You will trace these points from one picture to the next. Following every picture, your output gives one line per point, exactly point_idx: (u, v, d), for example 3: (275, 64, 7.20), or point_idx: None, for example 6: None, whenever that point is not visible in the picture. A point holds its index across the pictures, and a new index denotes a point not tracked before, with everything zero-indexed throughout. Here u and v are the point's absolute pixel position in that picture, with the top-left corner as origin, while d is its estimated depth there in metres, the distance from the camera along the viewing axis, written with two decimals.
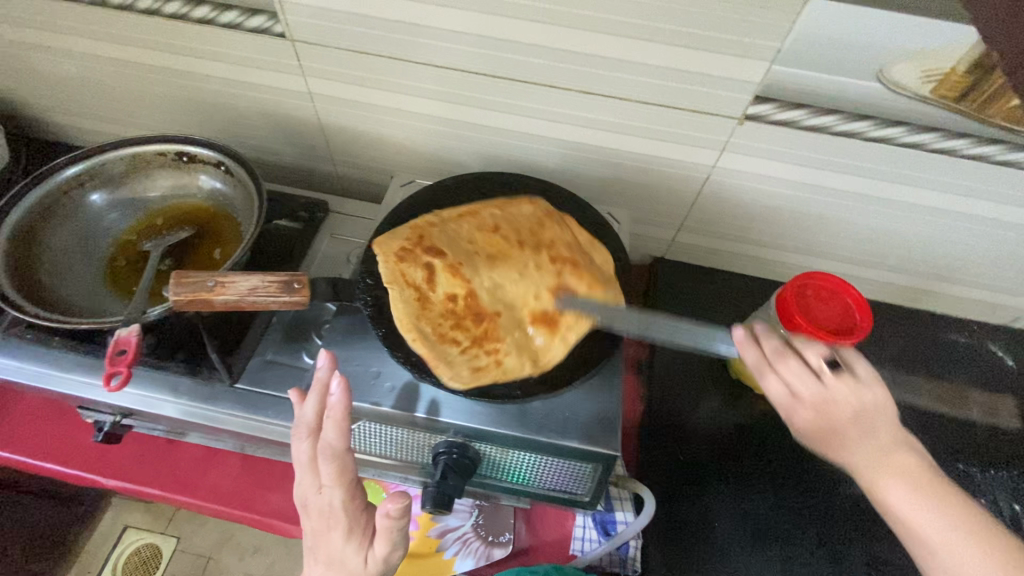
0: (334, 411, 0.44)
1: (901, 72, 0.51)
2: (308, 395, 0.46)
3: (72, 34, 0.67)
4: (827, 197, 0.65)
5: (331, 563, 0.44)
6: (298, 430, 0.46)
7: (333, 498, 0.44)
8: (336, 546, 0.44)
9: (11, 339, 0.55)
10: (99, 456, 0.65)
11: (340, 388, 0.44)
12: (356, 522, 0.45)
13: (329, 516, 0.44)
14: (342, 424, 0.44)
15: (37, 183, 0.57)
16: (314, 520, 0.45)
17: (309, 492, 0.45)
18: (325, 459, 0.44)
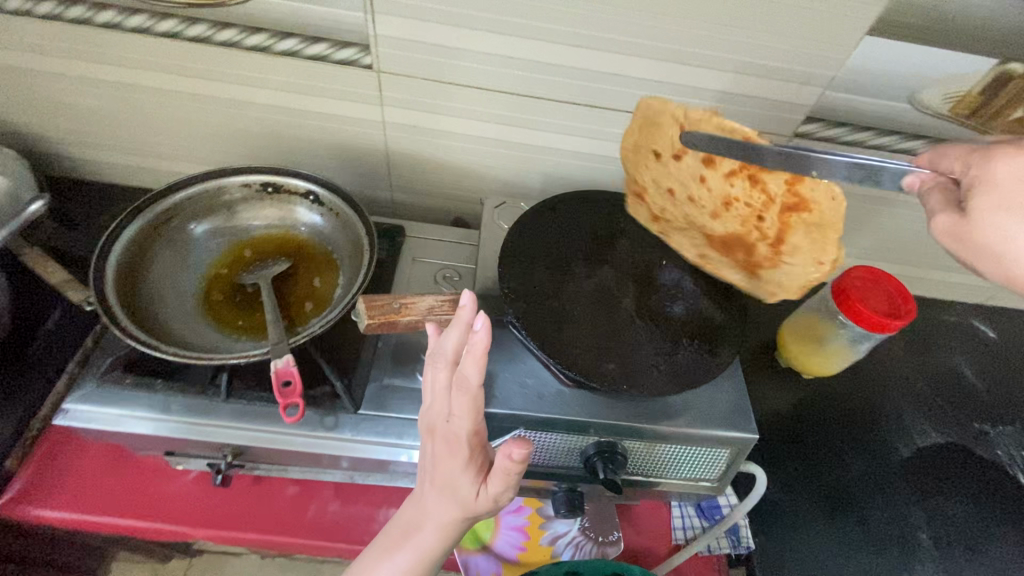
0: (476, 347, 0.40)
1: (929, 95, 0.61)
2: (449, 328, 0.43)
3: (132, 66, 0.64)
4: (854, 203, 0.75)
5: (446, 485, 0.44)
6: (436, 355, 0.43)
7: (461, 429, 0.41)
8: (454, 471, 0.43)
9: (109, 387, 0.52)
10: (184, 503, 0.61)
11: (483, 328, 0.40)
12: (476, 455, 0.43)
13: (453, 446, 0.42)
14: (482, 362, 0.40)
15: (136, 217, 0.55)
16: (439, 442, 0.43)
17: (437, 415, 0.43)
18: (459, 394, 0.41)
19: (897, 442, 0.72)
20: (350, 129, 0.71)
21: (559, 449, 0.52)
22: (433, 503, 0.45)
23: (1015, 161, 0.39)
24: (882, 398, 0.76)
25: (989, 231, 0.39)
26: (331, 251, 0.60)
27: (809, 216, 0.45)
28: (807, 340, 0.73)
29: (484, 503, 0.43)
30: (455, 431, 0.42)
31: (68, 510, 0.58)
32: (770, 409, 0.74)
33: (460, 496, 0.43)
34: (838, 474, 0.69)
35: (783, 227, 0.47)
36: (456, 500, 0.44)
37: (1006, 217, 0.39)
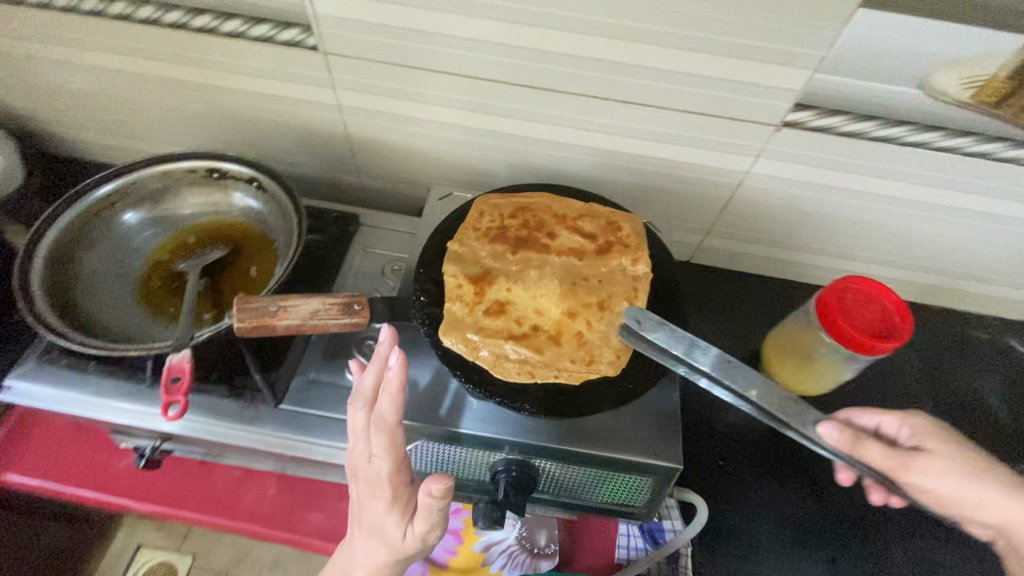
0: (391, 386, 0.41)
1: (943, 80, 0.51)
2: (368, 366, 0.43)
3: (94, 49, 0.65)
4: (859, 202, 0.65)
5: (374, 525, 0.46)
6: (355, 398, 0.44)
7: (380, 471, 0.44)
8: (381, 513, 0.45)
9: (48, 367, 0.54)
10: (133, 478, 0.63)
11: (398, 365, 0.41)
12: (399, 494, 0.45)
13: (376, 487, 0.45)
14: (397, 400, 0.41)
15: (77, 201, 0.56)
16: (363, 483, 0.45)
17: (359, 457, 0.45)
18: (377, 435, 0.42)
19: None
20: (309, 112, 0.69)
21: (467, 462, 0.49)
22: (365, 543, 0.47)
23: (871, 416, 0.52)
24: None
25: (931, 478, 0.46)
26: (270, 239, 0.60)
27: (552, 348, 0.45)
28: (790, 353, 0.66)
29: (411, 538, 0.46)
30: (376, 472, 0.44)
31: (28, 476, 0.62)
32: (739, 429, 0.66)
33: (389, 534, 0.46)
34: (811, 504, 0.62)
35: (569, 336, 0.46)
36: (385, 538, 0.46)
37: (937, 465, 0.47)
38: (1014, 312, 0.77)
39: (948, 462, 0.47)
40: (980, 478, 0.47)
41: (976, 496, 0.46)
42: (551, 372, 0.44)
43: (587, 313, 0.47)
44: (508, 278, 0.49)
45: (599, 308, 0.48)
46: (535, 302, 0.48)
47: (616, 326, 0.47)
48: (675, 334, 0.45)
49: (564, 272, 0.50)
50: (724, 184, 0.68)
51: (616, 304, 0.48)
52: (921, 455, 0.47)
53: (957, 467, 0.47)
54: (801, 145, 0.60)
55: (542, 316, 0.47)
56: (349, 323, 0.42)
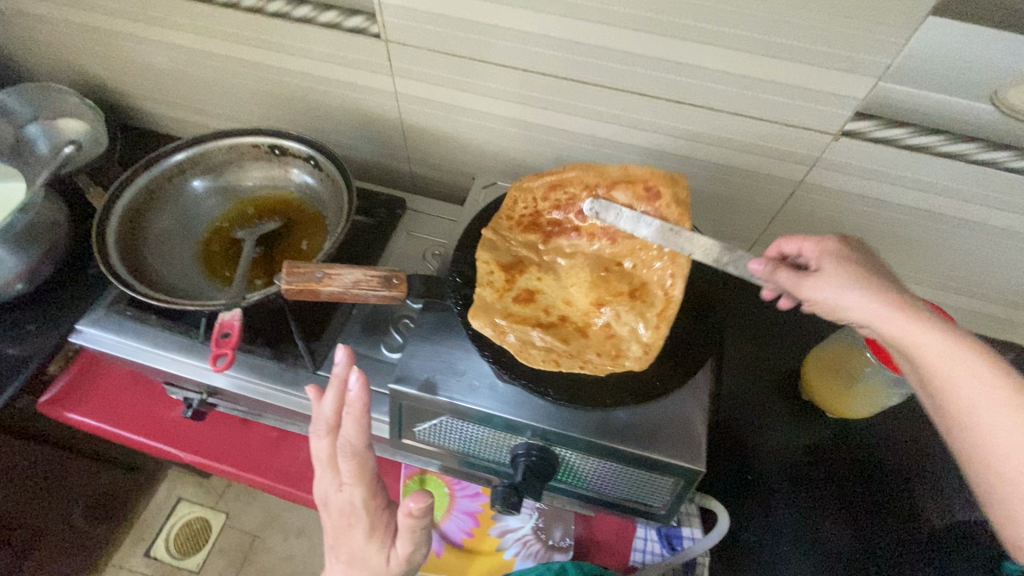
0: (353, 409, 0.43)
1: (1021, 97, 0.48)
2: (322, 396, 0.45)
3: (179, 29, 0.70)
4: (919, 220, 0.62)
5: (354, 556, 0.46)
6: (315, 427, 0.46)
7: (353, 497, 0.45)
8: (358, 545, 0.46)
9: (116, 316, 0.59)
10: (180, 430, 0.68)
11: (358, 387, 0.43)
12: (376, 519, 0.46)
13: (351, 513, 0.46)
14: (360, 423, 0.43)
15: (152, 167, 0.60)
16: (335, 513, 0.47)
17: (329, 487, 0.46)
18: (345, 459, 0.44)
19: (930, 509, 0.61)
20: (367, 98, 0.72)
21: (490, 444, 0.50)
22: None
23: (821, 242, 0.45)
24: (922, 456, 0.64)
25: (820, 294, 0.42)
26: (322, 216, 0.63)
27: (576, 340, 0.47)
28: (832, 372, 0.64)
29: (395, 564, 0.46)
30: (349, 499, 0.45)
31: (89, 417, 0.67)
32: (768, 444, 0.65)
33: (371, 563, 0.46)
34: (839, 529, 0.60)
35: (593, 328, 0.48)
36: (367, 568, 0.46)
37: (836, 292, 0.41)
38: None
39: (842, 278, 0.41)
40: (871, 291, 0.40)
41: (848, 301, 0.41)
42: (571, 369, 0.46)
43: (616, 306, 0.49)
44: (539, 268, 0.51)
45: (631, 298, 0.49)
46: (566, 292, 0.50)
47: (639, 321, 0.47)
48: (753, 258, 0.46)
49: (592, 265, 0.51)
50: (775, 192, 0.66)
51: (649, 293, 0.48)
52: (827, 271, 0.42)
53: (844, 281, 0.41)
54: (859, 155, 0.58)
55: (572, 307, 0.49)
56: (387, 295, 0.43)
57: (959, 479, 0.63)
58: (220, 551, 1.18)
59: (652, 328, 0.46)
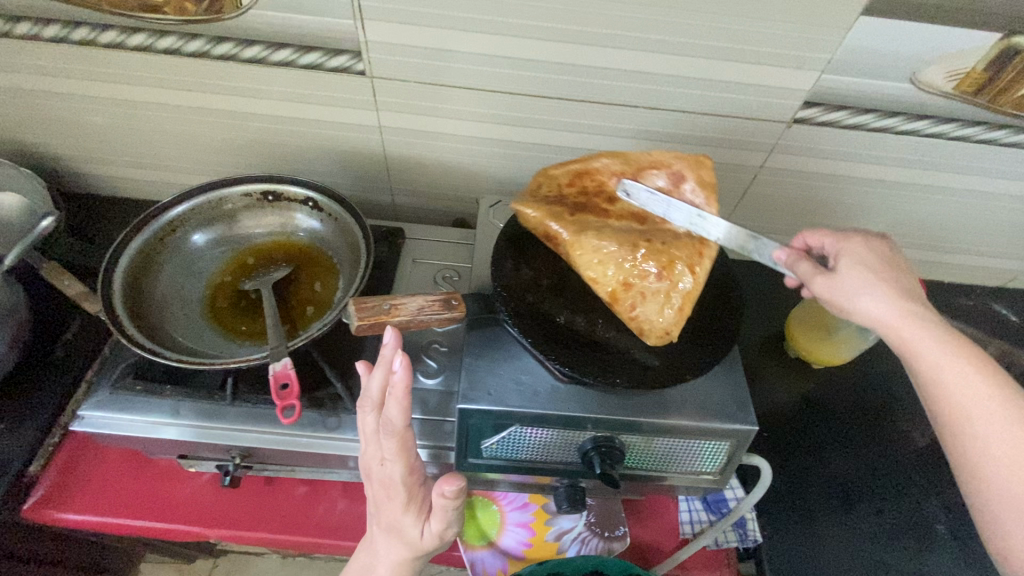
0: (396, 391, 0.42)
1: (932, 75, 0.59)
2: (374, 370, 0.44)
3: (137, 83, 0.66)
4: (859, 186, 0.73)
5: (391, 524, 0.48)
6: (364, 399, 0.45)
7: (393, 473, 0.45)
8: (395, 515, 0.47)
9: (123, 394, 0.54)
10: (198, 505, 0.63)
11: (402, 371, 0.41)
12: (414, 494, 0.46)
13: (390, 487, 0.46)
14: (403, 406, 0.42)
15: (142, 229, 0.57)
16: (376, 483, 0.47)
17: (373, 459, 0.46)
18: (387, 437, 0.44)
19: (915, 431, 0.71)
20: (349, 134, 0.72)
21: (556, 447, 0.52)
22: (384, 543, 0.49)
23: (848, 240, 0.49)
24: (897, 387, 0.75)
25: (846, 292, 0.46)
26: (331, 256, 0.62)
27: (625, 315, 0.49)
28: (814, 327, 0.72)
29: (428, 538, 0.47)
30: (388, 474, 0.45)
31: (89, 512, 0.60)
32: (775, 402, 0.72)
33: (407, 533, 0.48)
34: (851, 464, 0.67)
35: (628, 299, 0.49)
36: (403, 539, 0.48)
37: (858, 295, 0.45)
38: (990, 280, 0.88)
39: (864, 278, 0.45)
40: (885, 298, 0.44)
41: (871, 304, 0.44)
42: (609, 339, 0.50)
43: (640, 291, 0.49)
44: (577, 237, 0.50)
45: (658, 278, 0.49)
46: (591, 267, 0.50)
47: (663, 299, 0.49)
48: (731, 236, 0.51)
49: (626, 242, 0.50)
50: (740, 179, 0.74)
51: (676, 273, 0.49)
52: (854, 277, 0.46)
53: (864, 284, 0.45)
54: (810, 138, 0.67)
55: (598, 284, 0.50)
56: (453, 316, 0.45)
57: None
58: None
59: (672, 311, 0.49)
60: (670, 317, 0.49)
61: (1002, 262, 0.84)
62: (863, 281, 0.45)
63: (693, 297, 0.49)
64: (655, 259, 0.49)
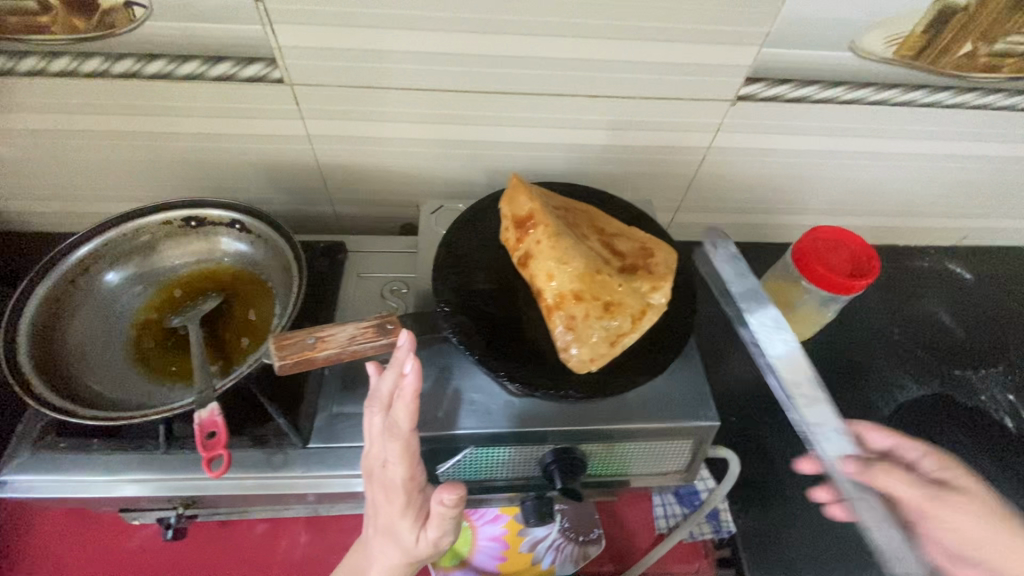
0: (406, 393, 0.40)
1: (871, 41, 0.57)
2: (385, 371, 0.42)
3: (32, 110, 0.60)
4: (809, 158, 0.72)
5: (387, 528, 0.46)
6: (371, 401, 0.43)
7: (395, 477, 0.43)
8: (392, 521, 0.45)
9: (45, 453, 0.50)
10: (148, 558, 0.58)
11: (413, 373, 0.40)
12: (412, 500, 0.44)
13: (390, 491, 0.44)
14: (411, 407, 0.40)
15: (49, 271, 0.52)
16: (376, 487, 0.45)
17: (375, 462, 0.44)
18: (391, 440, 0.42)
19: (880, 402, 0.71)
20: (278, 147, 0.67)
21: (516, 461, 0.50)
22: (378, 547, 0.47)
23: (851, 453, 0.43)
24: (859, 359, 0.75)
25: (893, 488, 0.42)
26: (265, 280, 0.58)
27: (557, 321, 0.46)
28: None
29: (423, 546, 0.45)
30: (389, 479, 0.43)
31: None
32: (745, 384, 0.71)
33: (402, 540, 0.45)
34: None
35: (568, 311, 0.46)
36: (398, 545, 0.46)
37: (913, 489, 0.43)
38: (945, 239, 0.88)
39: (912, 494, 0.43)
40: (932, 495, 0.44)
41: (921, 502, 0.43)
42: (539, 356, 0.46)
43: (587, 308, 0.46)
44: (550, 240, 0.48)
45: (604, 308, 0.46)
46: (552, 264, 0.47)
47: (602, 325, 0.46)
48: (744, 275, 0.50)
49: (595, 264, 0.48)
50: (691, 161, 0.72)
51: (621, 313, 0.46)
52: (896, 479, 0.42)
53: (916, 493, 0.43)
54: (756, 114, 0.65)
55: (547, 284, 0.47)
56: (387, 343, 0.41)
57: (890, 370, 0.74)
58: None
59: (603, 342, 0.46)
60: (600, 347, 0.45)
61: (955, 221, 0.85)
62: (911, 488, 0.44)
63: (627, 340, 0.46)
64: (610, 290, 0.47)
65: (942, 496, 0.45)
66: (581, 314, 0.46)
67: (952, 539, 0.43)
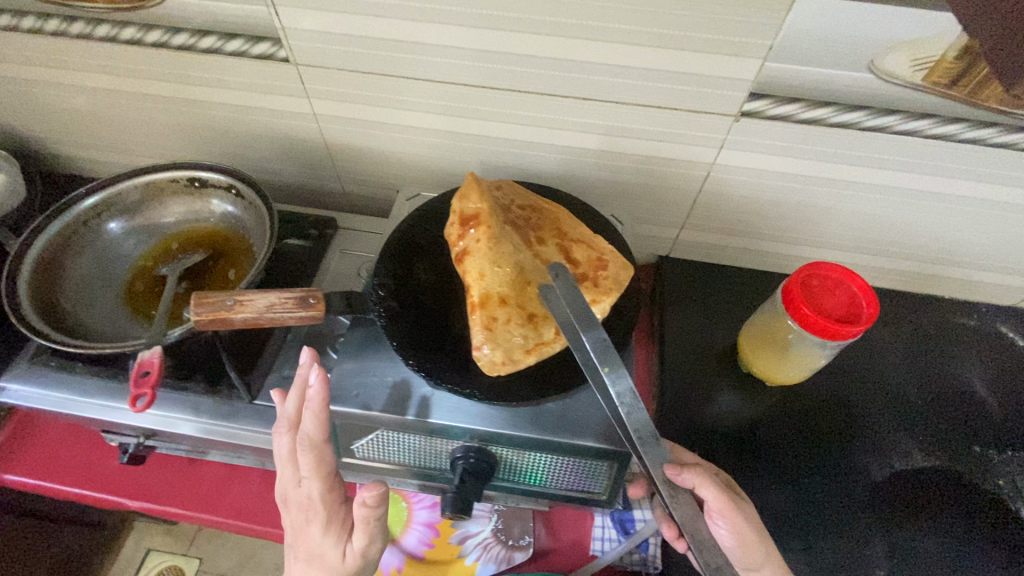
0: (313, 402, 0.44)
1: (895, 62, 0.51)
2: (289, 393, 0.47)
3: (85, 70, 0.68)
4: (827, 188, 0.66)
5: (312, 552, 0.46)
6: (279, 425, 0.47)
7: (312, 492, 0.45)
8: (316, 542, 0.46)
9: (39, 368, 0.58)
10: (124, 477, 0.66)
11: (317, 382, 0.45)
12: (332, 514, 0.46)
13: (308, 508, 0.46)
14: (320, 415, 0.45)
15: (65, 212, 0.59)
16: (295, 510, 0.47)
17: (291, 483, 0.47)
18: (304, 452, 0.45)
19: (870, 464, 0.64)
20: (288, 122, 0.71)
21: (432, 451, 0.51)
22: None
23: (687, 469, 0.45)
24: (858, 413, 0.68)
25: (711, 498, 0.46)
26: (249, 244, 0.62)
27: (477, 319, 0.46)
28: (764, 344, 0.66)
29: (351, 561, 0.45)
30: (307, 492, 0.46)
31: (25, 475, 0.65)
32: (713, 419, 0.68)
33: (326, 559, 0.46)
34: (786, 495, 0.62)
35: (489, 312, 0.46)
36: (324, 565, 0.46)
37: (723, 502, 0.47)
38: (1002, 298, 0.77)
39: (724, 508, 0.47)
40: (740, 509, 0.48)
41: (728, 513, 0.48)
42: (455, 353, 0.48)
43: (508, 314, 0.47)
44: (488, 241, 0.48)
45: (526, 318, 0.47)
46: (485, 264, 0.47)
47: (520, 333, 0.47)
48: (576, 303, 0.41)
49: (527, 274, 0.49)
50: (693, 177, 0.68)
51: (542, 325, 0.47)
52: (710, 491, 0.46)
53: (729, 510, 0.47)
54: (762, 133, 0.61)
55: (477, 282, 0.47)
56: (301, 315, 0.44)
57: (893, 432, 0.66)
58: None
59: (518, 349, 0.46)
60: (514, 353, 0.46)
61: (1014, 279, 0.73)
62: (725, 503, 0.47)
63: (544, 352, 0.47)
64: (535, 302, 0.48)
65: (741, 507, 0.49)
66: (501, 318, 0.47)
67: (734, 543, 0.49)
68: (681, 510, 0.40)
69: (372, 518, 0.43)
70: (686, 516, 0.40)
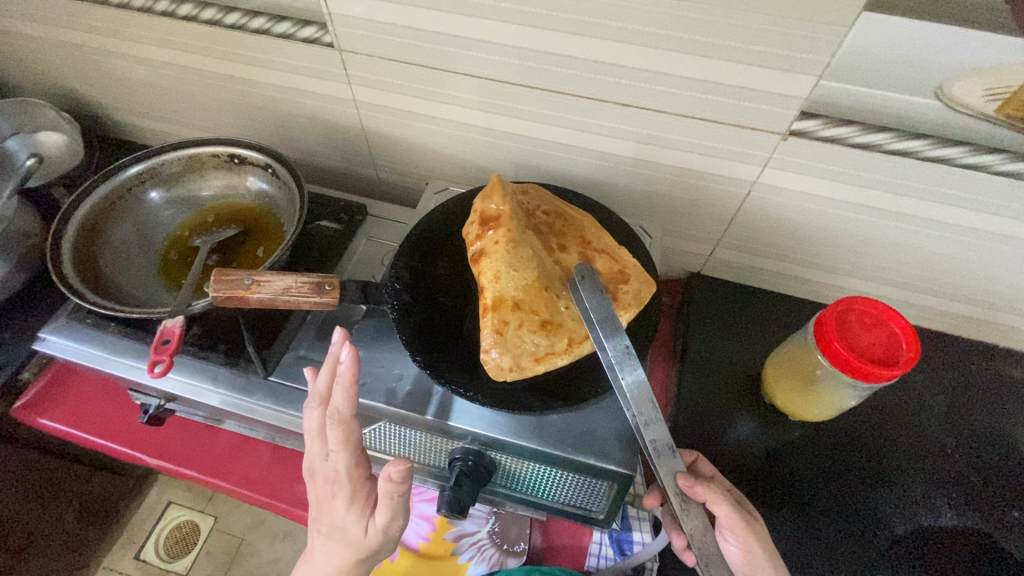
0: (343, 377, 0.43)
1: (965, 90, 0.48)
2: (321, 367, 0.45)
3: (144, 42, 0.71)
4: (877, 219, 0.62)
5: (335, 527, 0.46)
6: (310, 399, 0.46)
7: (338, 466, 0.44)
8: (340, 517, 0.45)
9: (76, 324, 0.60)
10: (147, 435, 0.69)
11: (349, 358, 0.43)
12: (357, 490, 0.45)
13: (334, 482, 0.45)
14: (351, 391, 0.43)
15: (110, 177, 0.62)
16: (320, 484, 0.46)
17: (318, 457, 0.46)
18: (333, 426, 0.43)
19: (894, 515, 0.60)
20: (329, 106, 0.72)
21: (433, 447, 0.52)
22: (326, 550, 0.46)
23: (695, 481, 0.43)
24: (888, 460, 0.64)
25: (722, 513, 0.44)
26: (280, 224, 0.63)
27: (489, 323, 0.45)
28: (790, 375, 0.63)
29: (372, 537, 0.45)
30: (333, 468, 0.44)
31: (58, 422, 0.69)
32: (731, 450, 0.65)
33: (350, 534, 0.45)
34: (799, 537, 0.59)
35: (502, 316, 0.46)
36: (346, 539, 0.46)
37: (732, 520, 0.44)
38: None
39: (736, 527, 0.44)
40: (753, 529, 0.45)
41: (739, 533, 0.45)
42: (464, 355, 0.47)
43: (521, 319, 0.46)
44: (507, 243, 0.47)
45: (540, 326, 0.46)
46: (502, 267, 0.47)
47: (533, 341, 0.46)
48: (603, 303, 0.45)
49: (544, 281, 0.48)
50: (732, 194, 0.65)
51: (555, 335, 0.46)
52: (720, 507, 0.43)
53: (738, 529, 0.45)
54: (810, 155, 0.57)
55: (493, 285, 0.46)
56: (316, 301, 0.45)
57: (924, 484, 0.62)
58: (207, 554, 1.22)
59: (528, 357, 0.45)
60: (523, 361, 0.45)
61: None
62: (736, 523, 0.44)
63: (554, 363, 0.46)
64: (550, 310, 0.47)
65: (757, 527, 0.46)
66: (514, 324, 0.46)
67: (743, 562, 0.46)
68: (691, 524, 0.42)
69: (395, 493, 0.41)
70: (696, 530, 0.41)
